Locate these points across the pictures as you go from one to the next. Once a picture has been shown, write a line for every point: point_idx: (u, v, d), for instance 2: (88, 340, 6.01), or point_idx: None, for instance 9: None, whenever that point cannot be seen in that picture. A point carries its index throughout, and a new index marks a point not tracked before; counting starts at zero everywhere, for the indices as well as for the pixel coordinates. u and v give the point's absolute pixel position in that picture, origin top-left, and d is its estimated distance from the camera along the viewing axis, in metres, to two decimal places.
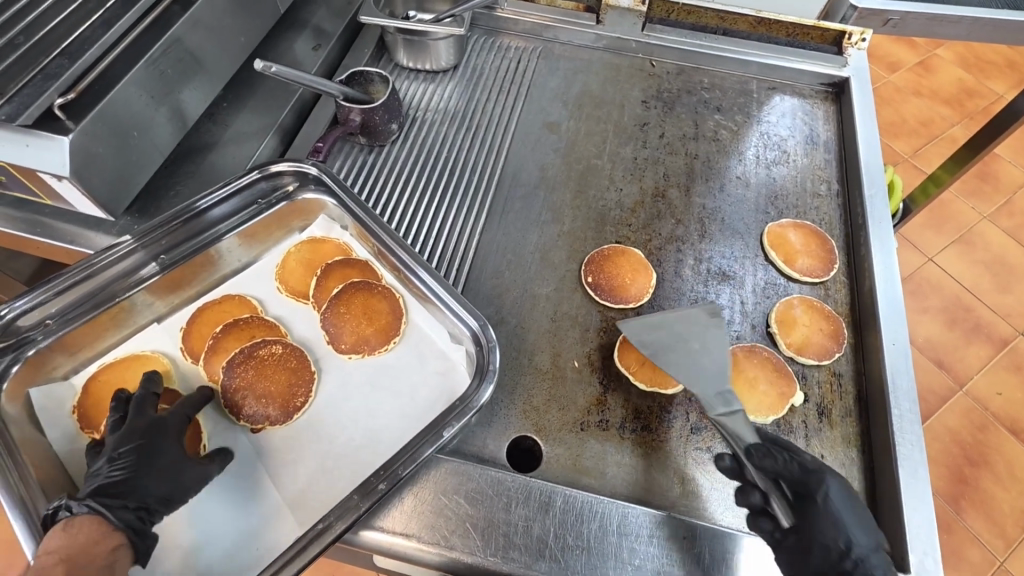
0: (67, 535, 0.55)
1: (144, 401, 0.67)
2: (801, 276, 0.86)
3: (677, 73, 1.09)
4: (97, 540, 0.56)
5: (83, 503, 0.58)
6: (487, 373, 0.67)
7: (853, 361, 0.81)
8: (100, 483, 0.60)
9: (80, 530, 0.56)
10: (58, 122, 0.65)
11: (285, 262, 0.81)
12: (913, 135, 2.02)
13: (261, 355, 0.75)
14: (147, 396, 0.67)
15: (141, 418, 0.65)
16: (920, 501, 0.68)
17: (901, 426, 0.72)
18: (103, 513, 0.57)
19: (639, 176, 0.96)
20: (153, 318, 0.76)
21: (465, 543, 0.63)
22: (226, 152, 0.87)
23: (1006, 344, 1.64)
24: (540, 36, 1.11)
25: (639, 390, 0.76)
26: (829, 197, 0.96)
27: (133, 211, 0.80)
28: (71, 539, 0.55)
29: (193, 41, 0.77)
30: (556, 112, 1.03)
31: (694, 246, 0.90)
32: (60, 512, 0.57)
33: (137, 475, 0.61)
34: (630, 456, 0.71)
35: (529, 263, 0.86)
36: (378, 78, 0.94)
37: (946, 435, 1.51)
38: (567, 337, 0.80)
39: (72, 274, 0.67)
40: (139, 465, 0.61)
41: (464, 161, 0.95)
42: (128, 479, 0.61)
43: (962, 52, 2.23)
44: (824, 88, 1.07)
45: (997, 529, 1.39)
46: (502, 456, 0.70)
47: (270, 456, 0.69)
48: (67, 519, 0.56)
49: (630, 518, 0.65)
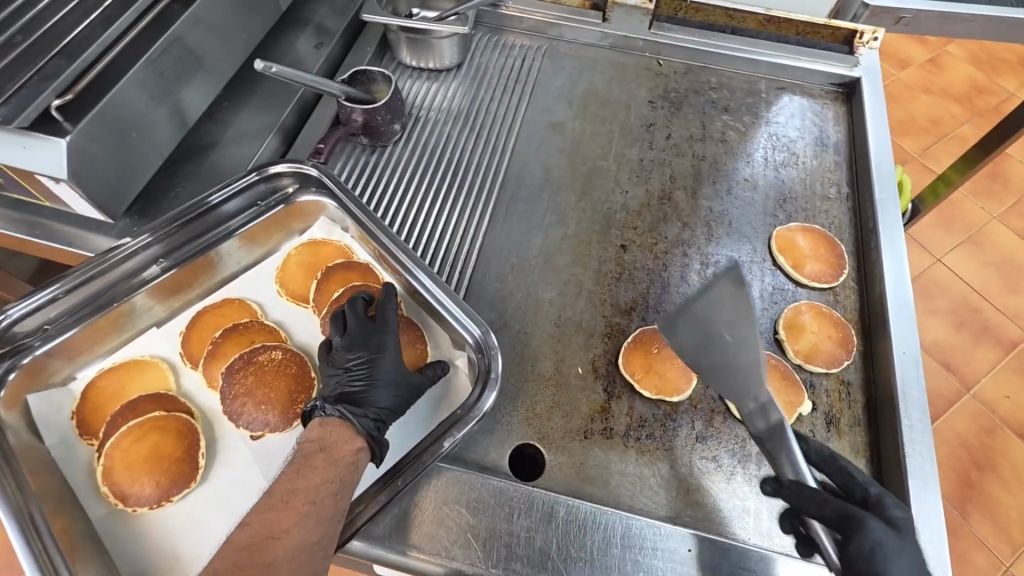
0: (324, 450, 0.59)
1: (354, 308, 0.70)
2: (809, 282, 0.85)
3: (684, 72, 1.07)
4: (346, 441, 0.61)
5: (332, 407, 0.63)
6: (489, 381, 0.67)
7: (862, 370, 0.79)
8: (348, 390, 0.65)
9: (331, 447, 0.60)
10: (56, 124, 0.64)
11: (286, 266, 0.79)
12: (922, 133, 1.99)
13: (261, 361, 0.72)
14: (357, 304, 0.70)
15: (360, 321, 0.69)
16: (929, 515, 0.67)
17: (910, 437, 0.71)
18: (349, 419, 0.62)
19: (644, 177, 0.95)
20: (152, 323, 0.75)
21: (466, 554, 0.62)
22: (228, 152, 0.86)
23: (1015, 346, 1.62)
24: (545, 35, 1.10)
25: (644, 398, 0.75)
26: (839, 200, 0.94)
27: (132, 213, 0.79)
28: (326, 433, 0.61)
29: (193, 40, 0.76)
30: (560, 112, 1.01)
31: (701, 249, 0.88)
32: (316, 410, 0.64)
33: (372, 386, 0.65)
34: (635, 464, 0.70)
35: (532, 267, 0.85)
36: (381, 77, 0.92)
37: (953, 439, 1.49)
38: (571, 343, 0.79)
39: (82, 272, 0.67)
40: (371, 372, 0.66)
41: (467, 162, 0.93)
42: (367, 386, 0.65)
43: (974, 49, 2.20)
44: (835, 87, 1.06)
45: (1003, 534, 1.38)
46: (505, 464, 0.69)
47: (266, 464, 0.67)
48: (321, 417, 0.63)
49: (634, 530, 0.64)
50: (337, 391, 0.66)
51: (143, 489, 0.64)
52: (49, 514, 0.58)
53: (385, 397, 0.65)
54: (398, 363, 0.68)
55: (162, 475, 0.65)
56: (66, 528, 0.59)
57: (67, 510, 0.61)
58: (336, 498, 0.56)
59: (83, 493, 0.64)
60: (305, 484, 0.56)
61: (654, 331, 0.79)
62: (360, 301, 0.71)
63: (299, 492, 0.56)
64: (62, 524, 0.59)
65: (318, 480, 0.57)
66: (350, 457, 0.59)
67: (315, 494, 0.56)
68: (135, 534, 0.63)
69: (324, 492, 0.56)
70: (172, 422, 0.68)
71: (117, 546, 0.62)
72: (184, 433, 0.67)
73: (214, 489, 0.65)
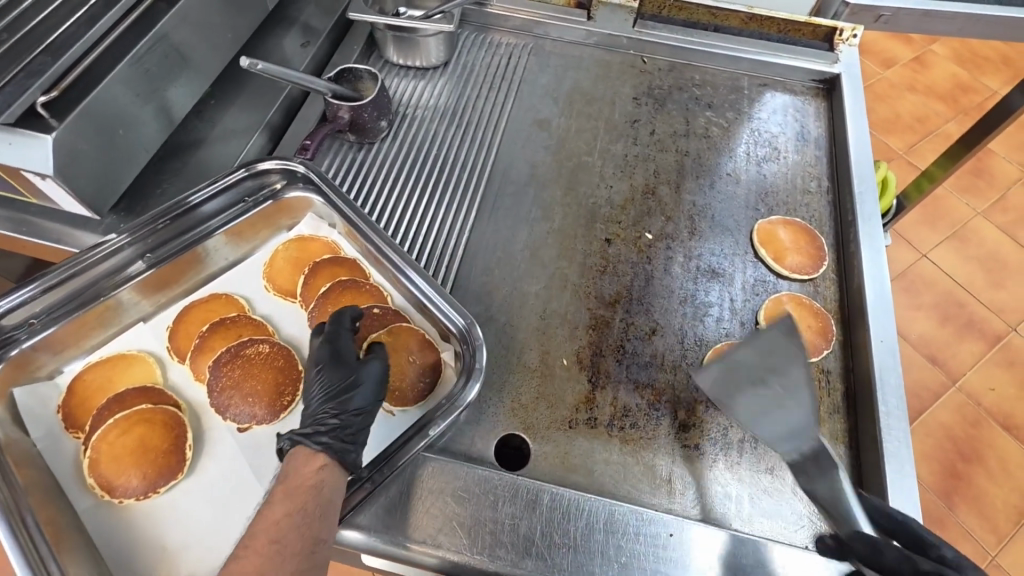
0: (282, 484, 0.59)
1: (340, 333, 0.70)
2: (791, 273, 0.86)
3: (669, 70, 1.09)
4: (307, 464, 0.60)
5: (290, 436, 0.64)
6: (473, 372, 0.70)
7: (841, 359, 0.81)
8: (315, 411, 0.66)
9: (291, 479, 0.60)
10: (41, 120, 0.65)
11: (273, 261, 0.79)
12: (908, 131, 2.02)
13: (248, 355, 0.72)
14: (342, 331, 0.70)
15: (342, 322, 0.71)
16: (903, 497, 0.68)
17: (887, 423, 0.72)
18: (298, 441, 0.63)
19: (629, 173, 0.96)
20: (139, 317, 0.75)
21: (452, 541, 0.63)
22: (214, 149, 0.87)
23: (1000, 339, 1.65)
24: (531, 33, 1.11)
25: (396, 301, 0.78)
26: (820, 193, 0.96)
27: (119, 210, 0.80)
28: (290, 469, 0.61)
29: (179, 37, 0.76)
30: (545, 110, 1.02)
31: (684, 244, 0.89)
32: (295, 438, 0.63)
33: (330, 373, 0.67)
34: (618, 453, 0.71)
35: (518, 262, 0.86)
36: (367, 75, 0.93)
37: (939, 430, 1.51)
38: (556, 335, 0.80)
39: (57, 273, 0.67)
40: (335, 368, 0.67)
41: (453, 159, 0.94)
42: (329, 378, 0.67)
43: (957, 47, 2.24)
44: (816, 84, 1.08)
45: (989, 525, 1.40)
46: (490, 454, 0.70)
47: (254, 457, 0.68)
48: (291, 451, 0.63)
49: (617, 516, 0.65)
50: (312, 420, 0.65)
51: (129, 481, 0.65)
52: (36, 508, 0.59)
53: (331, 376, 0.67)
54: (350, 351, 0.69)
55: (147, 468, 0.65)
56: (52, 518, 0.60)
57: (54, 501, 0.62)
58: (300, 531, 0.55)
59: (69, 485, 0.64)
60: (266, 524, 0.55)
61: (354, 292, 0.76)
62: (344, 320, 0.71)
63: (261, 535, 0.55)
64: (48, 516, 0.60)
65: (280, 514, 0.56)
66: (309, 481, 0.59)
67: (276, 532, 0.55)
68: (123, 524, 0.63)
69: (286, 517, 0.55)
70: (160, 415, 0.68)
71: (104, 538, 0.62)
72: (170, 427, 0.68)
73: (201, 482, 0.66)
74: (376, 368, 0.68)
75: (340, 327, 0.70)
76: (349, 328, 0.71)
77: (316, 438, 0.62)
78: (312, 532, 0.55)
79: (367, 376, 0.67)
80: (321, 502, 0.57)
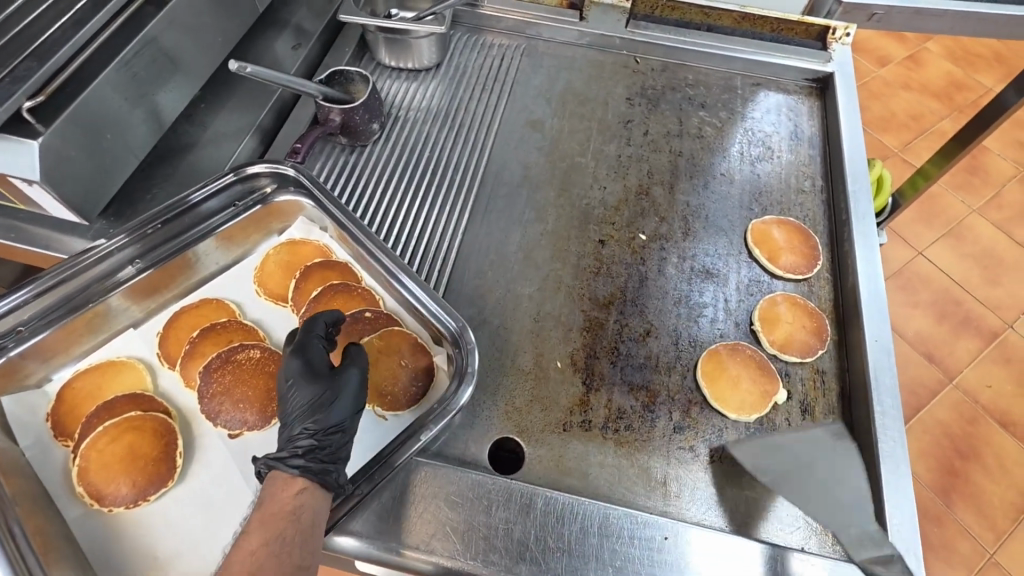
0: (259, 511, 0.57)
1: (313, 342, 0.69)
2: (785, 273, 0.86)
3: (662, 69, 1.09)
4: (285, 490, 0.59)
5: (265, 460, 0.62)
6: (466, 376, 0.70)
7: (836, 358, 0.81)
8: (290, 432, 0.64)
9: (268, 505, 0.58)
10: (27, 125, 0.64)
11: (264, 265, 0.79)
12: (903, 129, 2.02)
13: (239, 360, 0.72)
14: (314, 339, 0.69)
15: (315, 329, 0.70)
16: (899, 498, 0.68)
17: (883, 423, 0.72)
18: (275, 467, 0.61)
19: (622, 174, 0.96)
20: (129, 323, 0.74)
21: (445, 547, 0.63)
22: (204, 153, 0.87)
23: (996, 336, 1.65)
24: (524, 34, 1.11)
25: (387, 305, 0.77)
26: (813, 193, 0.96)
27: (109, 215, 0.79)
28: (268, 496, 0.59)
29: (168, 41, 0.76)
30: (538, 110, 1.02)
31: (678, 244, 0.89)
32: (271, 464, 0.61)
33: (302, 388, 0.66)
34: (613, 456, 0.71)
35: (511, 264, 0.85)
36: (359, 78, 0.93)
37: (936, 428, 1.51)
38: (550, 337, 0.80)
39: (50, 276, 0.67)
40: (309, 382, 0.66)
41: (445, 161, 0.94)
42: (302, 395, 0.65)
43: (951, 45, 2.24)
44: (809, 83, 1.08)
45: (987, 522, 1.40)
46: (484, 458, 0.70)
47: (246, 463, 0.67)
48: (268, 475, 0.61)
49: (612, 519, 0.65)
50: (288, 442, 0.64)
51: (119, 489, 0.64)
52: (24, 517, 0.58)
53: (303, 393, 0.66)
54: (323, 361, 0.68)
55: (136, 475, 0.65)
56: (41, 527, 0.59)
57: (43, 510, 0.61)
58: (279, 560, 0.54)
59: (58, 494, 0.64)
60: (241, 555, 0.53)
61: (345, 296, 0.76)
62: (318, 327, 0.70)
63: (237, 566, 0.53)
64: (37, 525, 0.59)
65: (256, 544, 0.54)
66: (287, 507, 0.58)
67: (253, 562, 0.53)
68: (113, 533, 0.63)
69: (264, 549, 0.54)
70: (150, 422, 0.68)
71: (93, 546, 0.62)
72: (160, 434, 0.67)
73: (192, 489, 0.65)
74: (352, 376, 0.67)
75: (312, 335, 0.69)
76: (321, 336, 0.70)
77: (291, 461, 0.61)
78: (291, 561, 0.54)
79: (344, 387, 0.66)
80: (301, 529, 0.56)
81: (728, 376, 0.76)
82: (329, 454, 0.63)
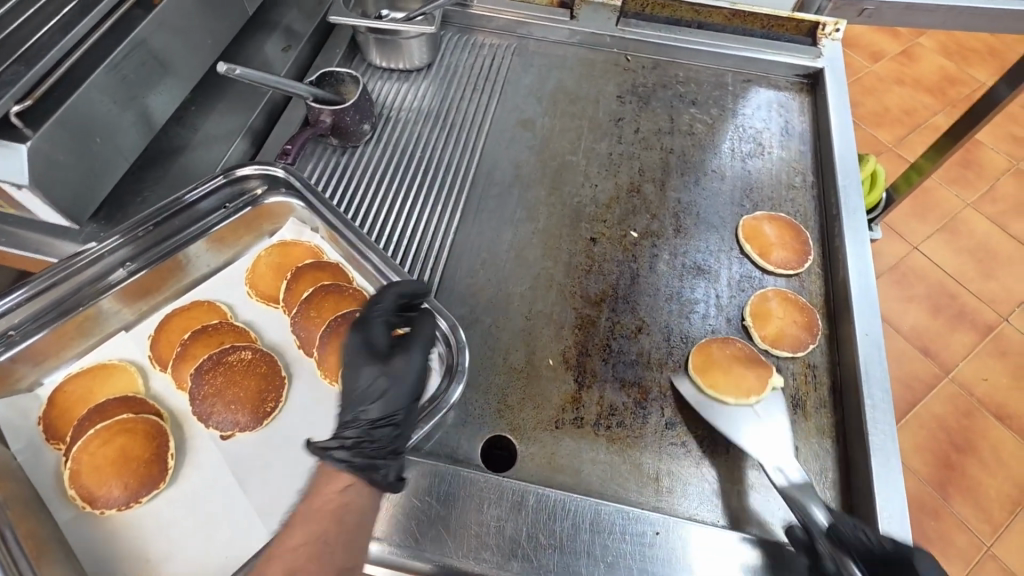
0: (305, 504, 0.61)
1: (378, 319, 0.70)
2: (776, 269, 0.86)
3: (652, 67, 1.09)
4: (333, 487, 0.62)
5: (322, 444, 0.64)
6: (457, 372, 0.71)
7: (828, 353, 0.81)
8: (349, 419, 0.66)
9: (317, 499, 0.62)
10: (15, 130, 0.64)
11: (255, 267, 0.79)
12: (896, 124, 2.02)
13: (230, 361, 0.72)
14: (380, 317, 0.70)
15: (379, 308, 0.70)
16: (890, 491, 0.68)
17: (873, 416, 0.72)
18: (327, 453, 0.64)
19: (613, 171, 0.96)
20: (121, 326, 0.75)
21: (437, 546, 0.63)
22: (195, 156, 0.87)
23: (991, 330, 1.65)
24: (515, 33, 1.11)
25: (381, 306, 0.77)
26: (804, 188, 0.96)
27: (99, 219, 0.79)
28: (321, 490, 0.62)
29: (157, 44, 0.76)
30: (529, 110, 1.02)
31: (669, 242, 0.89)
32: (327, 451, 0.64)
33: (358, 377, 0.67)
34: (605, 453, 0.71)
35: (504, 262, 0.86)
36: (349, 78, 0.93)
37: (932, 421, 1.52)
38: (542, 334, 0.80)
39: (44, 278, 0.67)
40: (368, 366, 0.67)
41: (437, 161, 0.94)
42: (362, 383, 0.67)
43: (944, 40, 2.25)
44: (799, 79, 1.08)
45: (984, 515, 1.40)
46: (477, 456, 0.70)
47: (238, 464, 0.67)
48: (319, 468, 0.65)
49: (603, 515, 0.65)
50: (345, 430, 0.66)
51: (111, 491, 0.64)
52: (14, 521, 0.58)
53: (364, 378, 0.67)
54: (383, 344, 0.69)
55: (129, 477, 0.65)
56: (32, 530, 0.59)
57: (35, 513, 0.62)
58: (321, 559, 0.57)
59: (50, 497, 0.64)
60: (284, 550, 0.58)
61: (338, 295, 0.76)
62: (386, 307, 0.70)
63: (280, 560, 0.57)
64: (29, 529, 0.59)
65: (298, 541, 0.59)
66: (331, 504, 0.61)
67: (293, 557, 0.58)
68: (106, 534, 0.63)
69: (301, 551, 0.58)
70: (142, 424, 0.68)
71: (86, 548, 0.62)
72: (152, 436, 0.68)
73: (185, 490, 0.66)
74: (411, 361, 0.68)
75: (376, 315, 0.70)
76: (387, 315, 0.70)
77: (336, 455, 0.63)
78: (333, 561, 0.57)
79: (399, 373, 0.67)
80: (345, 528, 0.59)
81: (720, 367, 0.75)
82: (380, 449, 0.64)
